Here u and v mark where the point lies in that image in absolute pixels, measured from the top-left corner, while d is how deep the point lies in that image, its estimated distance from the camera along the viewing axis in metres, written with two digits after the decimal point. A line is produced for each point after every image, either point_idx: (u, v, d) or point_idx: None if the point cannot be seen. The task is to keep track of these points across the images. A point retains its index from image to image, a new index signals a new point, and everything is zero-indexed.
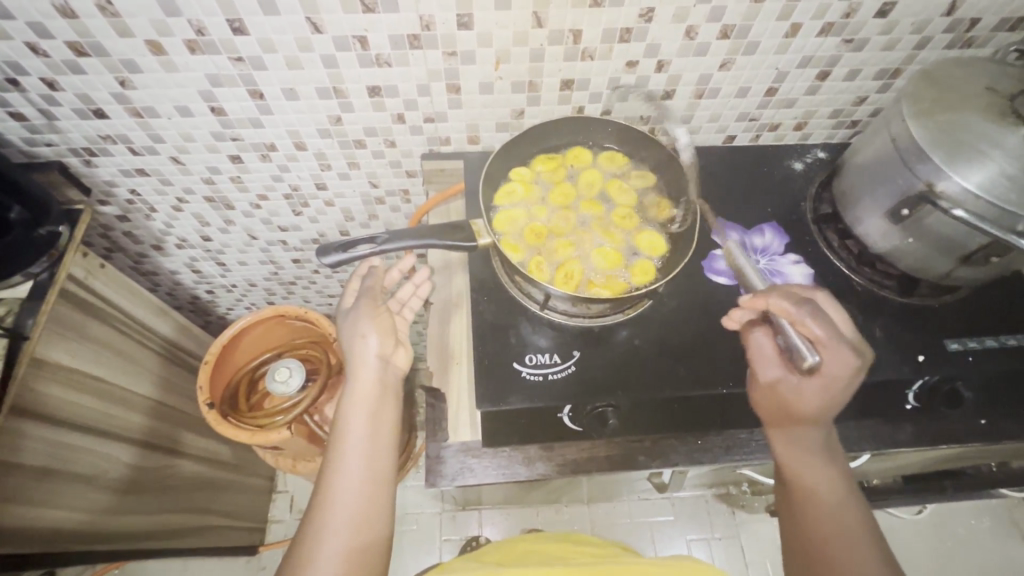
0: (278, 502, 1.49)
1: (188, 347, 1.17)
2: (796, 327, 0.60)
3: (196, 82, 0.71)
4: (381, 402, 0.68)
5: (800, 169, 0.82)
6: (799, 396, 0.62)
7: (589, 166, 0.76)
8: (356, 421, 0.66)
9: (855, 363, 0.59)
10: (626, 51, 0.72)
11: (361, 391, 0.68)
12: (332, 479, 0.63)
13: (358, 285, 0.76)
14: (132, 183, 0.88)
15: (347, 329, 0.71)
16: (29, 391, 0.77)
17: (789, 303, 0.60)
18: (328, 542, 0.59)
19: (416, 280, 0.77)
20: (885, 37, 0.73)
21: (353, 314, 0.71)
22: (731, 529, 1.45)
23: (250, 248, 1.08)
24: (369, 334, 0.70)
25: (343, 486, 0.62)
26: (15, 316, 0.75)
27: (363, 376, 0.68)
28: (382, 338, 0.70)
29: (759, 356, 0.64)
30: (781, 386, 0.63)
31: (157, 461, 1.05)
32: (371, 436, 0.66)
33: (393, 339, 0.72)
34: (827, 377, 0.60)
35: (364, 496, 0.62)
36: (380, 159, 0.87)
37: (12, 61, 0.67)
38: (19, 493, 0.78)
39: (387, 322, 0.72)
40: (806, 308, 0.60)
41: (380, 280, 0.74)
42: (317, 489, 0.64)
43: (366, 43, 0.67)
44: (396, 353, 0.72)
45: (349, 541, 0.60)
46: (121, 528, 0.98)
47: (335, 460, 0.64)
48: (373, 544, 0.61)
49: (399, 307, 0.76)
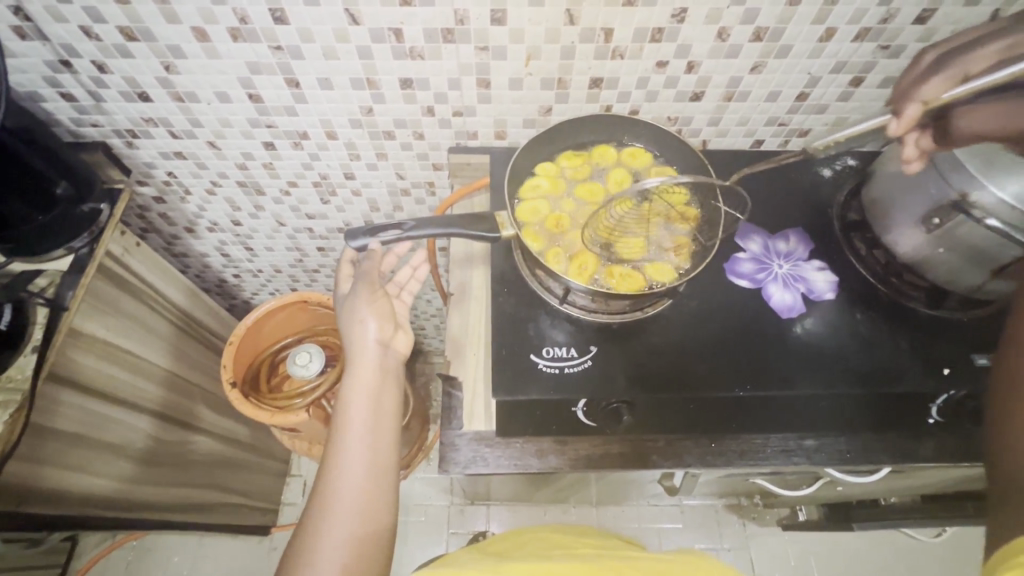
0: (292, 486, 1.52)
1: (212, 326, 1.21)
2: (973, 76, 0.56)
3: (236, 69, 0.74)
4: (381, 384, 0.70)
5: (830, 175, 0.81)
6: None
7: (617, 163, 0.77)
8: (358, 400, 0.67)
9: None
10: (658, 51, 0.72)
11: (361, 373, 0.69)
12: (334, 461, 0.64)
13: (351, 271, 0.79)
14: (170, 165, 0.91)
15: (346, 314, 0.73)
16: (65, 360, 0.80)
17: (942, 80, 0.57)
18: (335, 518, 0.61)
19: (414, 264, 0.82)
20: (923, 45, 0.72)
21: (352, 300, 0.73)
22: (740, 540, 1.43)
23: (278, 235, 1.11)
24: (368, 319, 0.72)
25: (346, 466, 0.63)
26: (56, 288, 0.78)
27: (365, 359, 0.70)
28: (381, 322, 0.72)
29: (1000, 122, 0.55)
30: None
31: (176, 434, 1.08)
32: (373, 416, 0.67)
33: (393, 323, 0.74)
34: None
35: (368, 476, 0.63)
36: (408, 151, 0.88)
37: (67, 44, 0.70)
38: (51, 458, 0.81)
39: (385, 306, 0.74)
40: (955, 67, 0.57)
41: (378, 264, 0.75)
42: (322, 469, 0.65)
43: (401, 35, 0.69)
44: (396, 337, 0.74)
45: (356, 516, 0.61)
46: (146, 499, 1.02)
47: (336, 443, 0.65)
48: (379, 520, 0.62)
49: (398, 291, 0.81)
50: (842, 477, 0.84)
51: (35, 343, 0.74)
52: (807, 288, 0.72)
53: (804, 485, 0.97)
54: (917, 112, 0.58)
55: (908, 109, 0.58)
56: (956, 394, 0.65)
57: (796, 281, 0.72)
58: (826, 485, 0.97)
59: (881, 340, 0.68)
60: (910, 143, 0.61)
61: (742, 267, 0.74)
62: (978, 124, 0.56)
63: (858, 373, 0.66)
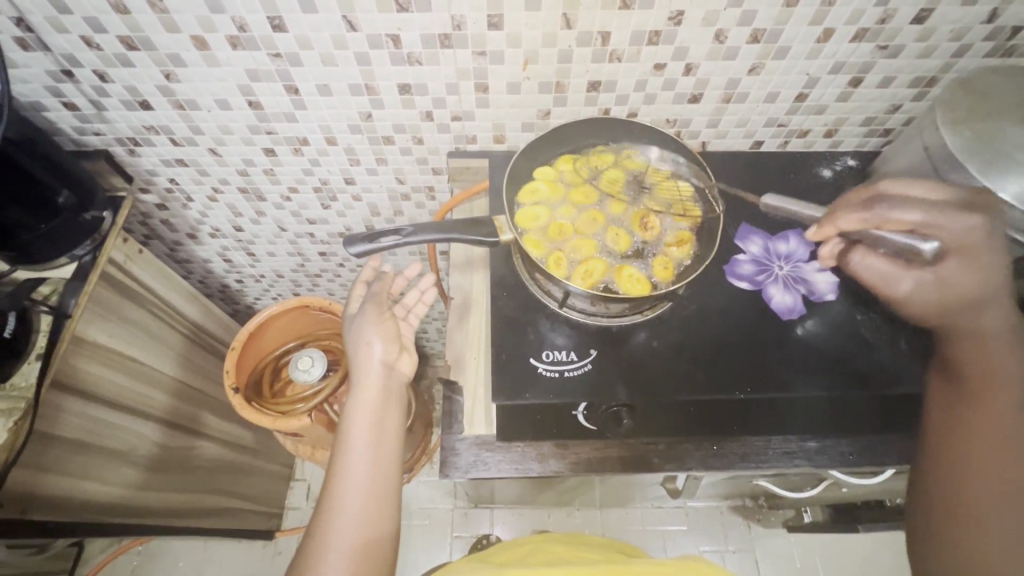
0: (296, 490, 1.53)
1: (215, 332, 1.22)
2: (886, 229, 0.61)
3: (236, 77, 0.74)
4: (385, 399, 0.70)
5: (829, 176, 0.80)
6: (965, 278, 0.59)
7: (612, 167, 0.76)
8: (361, 418, 0.68)
9: (980, 228, 0.59)
10: (654, 54, 0.72)
11: (365, 392, 0.69)
12: (337, 476, 0.64)
13: (363, 292, 0.79)
14: (172, 173, 0.92)
15: (353, 334, 0.74)
16: (69, 366, 0.80)
17: (857, 215, 0.62)
18: (339, 526, 0.61)
19: (422, 287, 0.80)
20: (922, 44, 0.72)
21: (359, 319, 0.74)
22: (745, 543, 1.42)
23: (279, 240, 1.11)
24: (374, 340, 0.72)
25: (348, 481, 0.64)
26: (59, 296, 0.79)
27: (368, 378, 0.71)
28: (386, 344, 0.72)
29: (881, 274, 0.64)
30: (924, 289, 0.62)
31: (180, 441, 1.08)
32: (375, 434, 0.67)
33: (398, 344, 0.74)
34: (957, 248, 0.59)
35: (370, 492, 0.64)
36: (408, 156, 0.89)
37: (69, 54, 0.71)
38: (54, 464, 0.82)
39: (391, 327, 0.74)
40: (875, 210, 0.61)
41: (388, 286, 0.78)
42: (324, 484, 0.65)
43: (399, 41, 0.69)
44: (400, 359, 0.74)
45: (359, 524, 0.62)
46: (151, 507, 1.03)
47: (338, 459, 0.65)
48: (382, 528, 0.63)
49: (405, 313, 0.80)
50: (846, 479, 0.83)
51: (39, 350, 0.75)
52: (808, 290, 0.72)
53: (809, 487, 0.97)
54: (829, 232, 0.64)
55: (826, 230, 0.64)
56: None
57: (796, 282, 0.72)
58: (831, 487, 0.96)
59: (883, 342, 0.68)
60: (827, 246, 0.68)
61: (742, 269, 0.73)
62: (865, 265, 0.64)
63: (859, 375, 0.65)
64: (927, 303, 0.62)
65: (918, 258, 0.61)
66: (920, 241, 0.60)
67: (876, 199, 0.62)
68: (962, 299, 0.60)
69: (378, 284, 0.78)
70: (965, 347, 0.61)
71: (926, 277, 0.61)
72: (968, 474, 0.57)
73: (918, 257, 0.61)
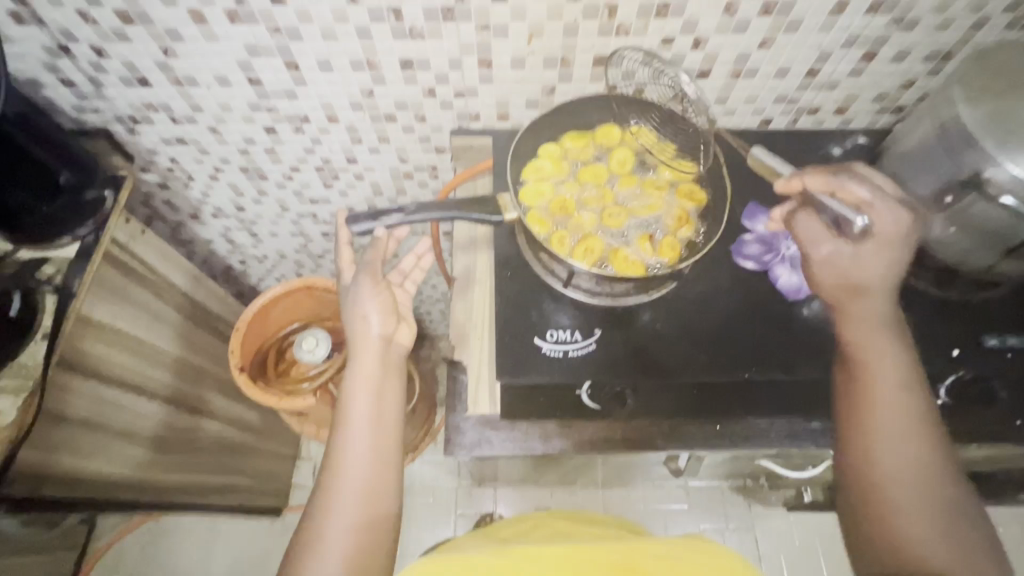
0: (302, 468, 1.55)
1: (219, 313, 1.22)
2: (839, 198, 0.62)
3: (235, 52, 0.73)
4: (384, 372, 0.70)
5: (839, 154, 0.79)
6: (863, 264, 0.61)
7: (620, 144, 0.76)
8: (360, 392, 0.67)
9: (910, 219, 0.60)
10: (662, 27, 0.70)
11: (363, 367, 0.69)
12: (339, 450, 0.65)
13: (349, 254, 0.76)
14: (172, 152, 0.91)
15: (348, 307, 0.72)
16: (74, 345, 0.81)
17: (823, 176, 0.63)
18: (342, 499, 0.62)
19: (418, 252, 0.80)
20: (939, 17, 0.69)
21: (354, 292, 0.72)
22: (745, 521, 1.44)
23: (281, 220, 1.11)
24: (370, 314, 0.71)
25: (350, 456, 0.64)
26: (63, 275, 0.79)
27: (366, 352, 0.70)
28: (383, 317, 0.71)
29: (812, 236, 0.65)
30: (837, 259, 0.63)
31: (185, 419, 1.09)
32: (376, 408, 0.67)
33: (395, 316, 0.73)
34: (880, 235, 0.61)
35: (372, 465, 0.64)
36: (410, 134, 0.88)
37: (65, 29, 0.70)
38: (64, 443, 0.83)
39: (387, 299, 0.73)
40: (837, 178, 0.62)
41: (380, 251, 0.74)
42: (326, 458, 0.66)
43: (400, 15, 0.68)
44: (398, 331, 0.73)
45: (362, 496, 0.63)
46: (161, 483, 1.04)
47: (340, 433, 0.66)
48: (388, 499, 0.64)
49: (401, 279, 0.79)
50: None
51: (46, 329, 0.75)
52: None
53: (810, 467, 0.98)
54: (796, 187, 0.64)
55: (794, 184, 0.64)
56: (965, 375, 0.65)
57: None
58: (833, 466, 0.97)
59: None
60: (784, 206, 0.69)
61: (749, 249, 0.72)
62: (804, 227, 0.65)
63: None
64: (840, 280, 0.63)
65: (844, 229, 0.62)
66: (852, 215, 0.60)
67: (842, 171, 0.63)
68: (858, 282, 0.62)
69: (372, 250, 0.74)
70: (854, 331, 0.62)
71: (843, 252, 0.62)
72: (873, 445, 0.58)
73: (848, 228, 0.62)
